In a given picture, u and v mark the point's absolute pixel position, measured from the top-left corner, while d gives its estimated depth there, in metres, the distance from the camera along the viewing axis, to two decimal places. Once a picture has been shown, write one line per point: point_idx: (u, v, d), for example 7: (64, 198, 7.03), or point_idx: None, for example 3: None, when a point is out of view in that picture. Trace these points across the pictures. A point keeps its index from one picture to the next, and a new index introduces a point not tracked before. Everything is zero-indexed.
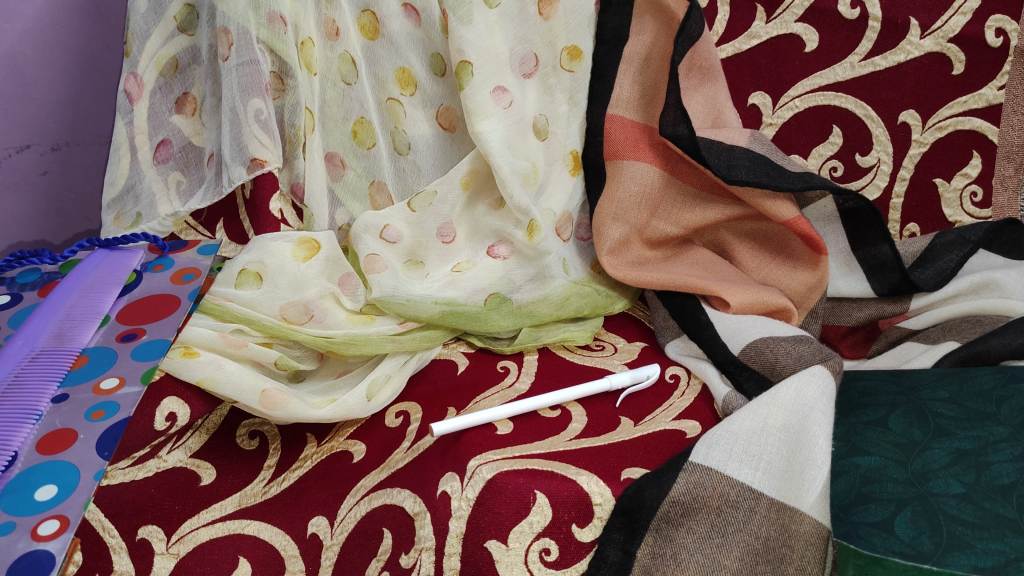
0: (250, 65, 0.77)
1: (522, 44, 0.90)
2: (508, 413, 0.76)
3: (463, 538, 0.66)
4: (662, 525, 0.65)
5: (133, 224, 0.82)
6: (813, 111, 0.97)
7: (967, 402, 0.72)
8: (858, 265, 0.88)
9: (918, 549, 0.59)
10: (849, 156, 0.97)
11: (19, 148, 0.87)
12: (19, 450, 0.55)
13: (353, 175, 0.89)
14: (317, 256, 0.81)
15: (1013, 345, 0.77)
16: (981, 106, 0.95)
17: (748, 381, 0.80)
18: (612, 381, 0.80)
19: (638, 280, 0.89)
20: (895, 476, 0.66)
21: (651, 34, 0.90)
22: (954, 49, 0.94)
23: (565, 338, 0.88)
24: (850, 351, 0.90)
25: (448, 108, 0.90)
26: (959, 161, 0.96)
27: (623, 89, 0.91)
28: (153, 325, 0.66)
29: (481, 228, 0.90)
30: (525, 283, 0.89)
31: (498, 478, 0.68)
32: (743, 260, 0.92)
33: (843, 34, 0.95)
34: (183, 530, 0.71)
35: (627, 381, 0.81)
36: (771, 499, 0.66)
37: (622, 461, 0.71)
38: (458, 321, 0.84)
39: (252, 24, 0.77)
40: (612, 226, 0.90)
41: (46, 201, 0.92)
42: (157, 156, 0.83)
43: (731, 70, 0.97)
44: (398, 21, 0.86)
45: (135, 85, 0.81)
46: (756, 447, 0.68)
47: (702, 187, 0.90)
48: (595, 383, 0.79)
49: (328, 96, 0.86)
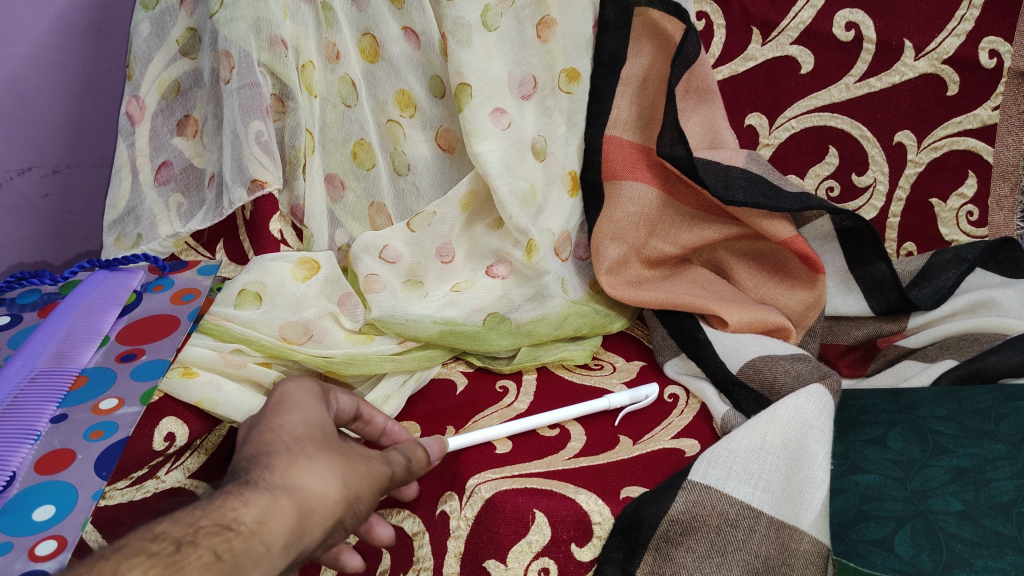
0: (250, 88, 0.77)
1: (520, 66, 0.91)
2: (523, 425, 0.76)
3: (461, 557, 0.67)
4: (662, 545, 0.65)
5: (134, 245, 0.83)
6: (809, 132, 0.98)
7: (965, 419, 0.72)
8: (855, 284, 0.89)
9: (918, 567, 0.59)
10: (845, 176, 0.98)
11: (20, 170, 0.89)
12: (17, 470, 0.55)
13: (353, 196, 0.90)
14: (317, 276, 0.82)
15: (1011, 363, 0.78)
16: (975, 126, 0.96)
17: (748, 400, 0.80)
18: (610, 401, 0.80)
19: (636, 299, 0.89)
20: (894, 493, 0.65)
21: (648, 57, 0.92)
22: (948, 71, 0.95)
23: (564, 357, 0.88)
24: (848, 369, 0.91)
25: (447, 129, 0.91)
26: (955, 181, 0.97)
27: (621, 110, 0.92)
28: (153, 345, 0.66)
29: (480, 248, 0.91)
30: (524, 303, 0.89)
31: (497, 497, 0.67)
32: (740, 278, 0.92)
33: (838, 56, 0.96)
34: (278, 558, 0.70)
35: (626, 401, 0.81)
36: (771, 518, 0.65)
37: (621, 479, 0.70)
38: (458, 340, 0.84)
39: (253, 48, 0.78)
40: (610, 246, 0.90)
41: (46, 222, 0.93)
42: (157, 177, 0.84)
43: (727, 91, 0.99)
44: (398, 45, 0.88)
45: (136, 108, 0.82)
46: (755, 465, 0.68)
47: (700, 207, 0.91)
48: (593, 402, 0.79)
49: (328, 118, 0.87)
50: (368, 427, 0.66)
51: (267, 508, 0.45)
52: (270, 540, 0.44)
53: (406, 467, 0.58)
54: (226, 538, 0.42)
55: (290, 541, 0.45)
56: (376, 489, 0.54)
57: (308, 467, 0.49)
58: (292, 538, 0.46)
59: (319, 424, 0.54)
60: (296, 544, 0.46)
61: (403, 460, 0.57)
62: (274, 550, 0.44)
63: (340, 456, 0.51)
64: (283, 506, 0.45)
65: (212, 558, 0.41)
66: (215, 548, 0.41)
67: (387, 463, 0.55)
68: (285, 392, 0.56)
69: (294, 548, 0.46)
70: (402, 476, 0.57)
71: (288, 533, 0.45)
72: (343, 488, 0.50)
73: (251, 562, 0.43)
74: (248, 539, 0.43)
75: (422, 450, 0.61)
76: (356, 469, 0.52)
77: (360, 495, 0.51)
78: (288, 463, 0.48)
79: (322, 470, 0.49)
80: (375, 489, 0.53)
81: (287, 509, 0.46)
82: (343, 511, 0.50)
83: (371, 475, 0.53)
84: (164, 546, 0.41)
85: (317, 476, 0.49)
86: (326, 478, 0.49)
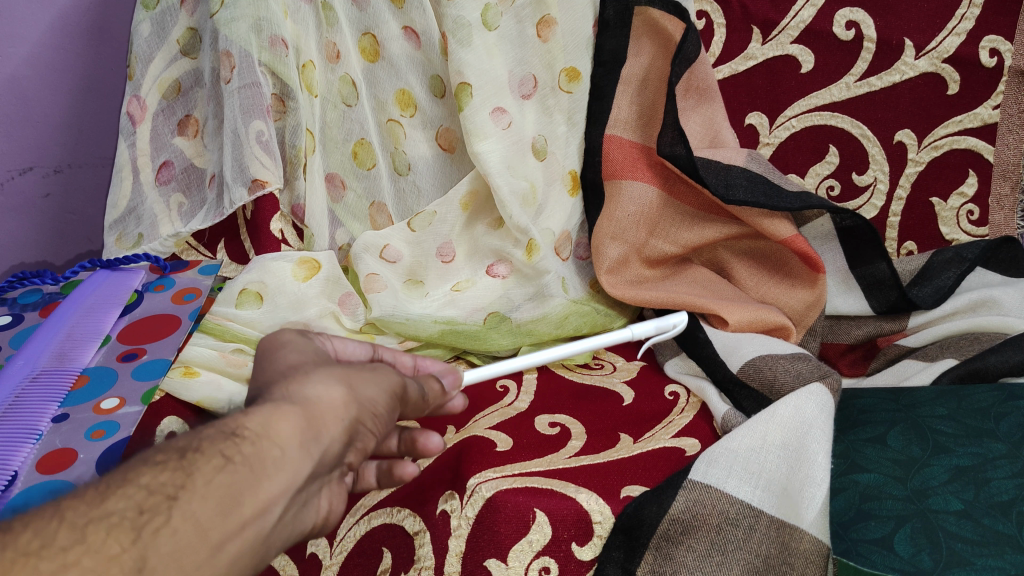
0: (251, 87, 0.77)
1: (521, 66, 0.91)
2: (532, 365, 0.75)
3: (462, 556, 0.66)
4: (662, 543, 0.65)
5: (134, 244, 0.83)
6: (809, 131, 0.98)
7: (965, 419, 0.72)
8: (856, 283, 0.89)
9: (918, 565, 0.59)
10: (846, 176, 0.99)
11: (20, 170, 0.89)
12: (18, 470, 0.54)
13: (353, 196, 0.90)
14: (317, 275, 0.82)
15: (1011, 362, 0.78)
16: (976, 125, 0.96)
17: (747, 398, 0.80)
18: (635, 333, 0.81)
19: (636, 299, 0.89)
20: (894, 493, 0.65)
21: (648, 56, 0.92)
22: (948, 70, 0.94)
23: (564, 356, 0.88)
24: (849, 368, 0.91)
25: (448, 129, 0.91)
26: (955, 179, 0.97)
27: (621, 109, 0.92)
28: (154, 345, 0.67)
29: (480, 248, 0.91)
30: (525, 302, 0.89)
31: (498, 496, 0.67)
32: (741, 278, 0.93)
33: (839, 55, 0.96)
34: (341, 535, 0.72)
35: (651, 331, 0.84)
36: (772, 517, 0.65)
37: (621, 479, 0.70)
38: (458, 340, 0.84)
39: (254, 47, 0.77)
40: (610, 245, 0.90)
41: (46, 222, 0.93)
42: (158, 177, 0.84)
43: (727, 90, 0.99)
44: (398, 44, 0.88)
45: (137, 107, 0.82)
46: (755, 464, 0.68)
47: (701, 206, 0.91)
48: (618, 333, 0.81)
49: (328, 118, 0.87)
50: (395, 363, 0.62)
51: (271, 413, 0.42)
52: (283, 442, 0.41)
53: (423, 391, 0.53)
54: (235, 441, 0.40)
55: (304, 441, 0.42)
56: (393, 395, 0.49)
57: (310, 378, 0.45)
58: (306, 438, 0.42)
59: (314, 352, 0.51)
60: (314, 445, 0.42)
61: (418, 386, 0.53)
62: (291, 453, 0.41)
63: (342, 368, 0.48)
64: (288, 409, 0.42)
65: (223, 459, 0.39)
66: (223, 452, 0.39)
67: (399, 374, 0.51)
68: (269, 337, 0.52)
69: (314, 450, 0.43)
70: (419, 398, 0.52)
71: (300, 433, 0.42)
72: (351, 392, 0.46)
73: (269, 465, 0.40)
74: (256, 443, 0.40)
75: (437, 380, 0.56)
76: (361, 376, 0.48)
77: (376, 397, 0.47)
78: (288, 381, 0.45)
79: (326, 380, 0.45)
80: (391, 392, 0.49)
81: (293, 412, 0.42)
82: (361, 414, 0.46)
83: (383, 381, 0.49)
84: (169, 456, 0.39)
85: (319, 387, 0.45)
86: (330, 384, 0.45)
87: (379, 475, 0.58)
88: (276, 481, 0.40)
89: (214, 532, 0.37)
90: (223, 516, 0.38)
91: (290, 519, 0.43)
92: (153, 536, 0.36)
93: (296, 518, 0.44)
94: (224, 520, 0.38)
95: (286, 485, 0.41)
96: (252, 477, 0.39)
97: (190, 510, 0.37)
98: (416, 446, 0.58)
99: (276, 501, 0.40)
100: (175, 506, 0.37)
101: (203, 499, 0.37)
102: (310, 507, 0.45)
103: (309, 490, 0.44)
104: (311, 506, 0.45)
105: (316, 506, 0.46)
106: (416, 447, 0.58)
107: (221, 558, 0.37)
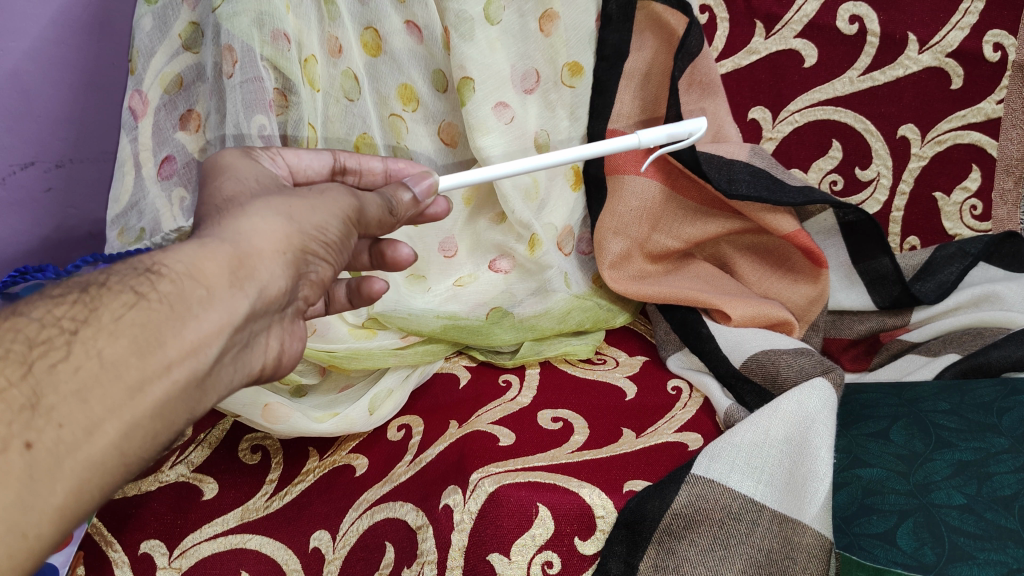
0: (253, 82, 0.76)
1: (523, 60, 0.90)
2: (582, 156, 0.70)
3: (465, 551, 0.66)
4: (664, 538, 0.65)
5: (137, 240, 0.83)
6: (814, 125, 0.98)
7: (968, 414, 0.72)
8: (859, 278, 0.89)
9: (921, 559, 0.59)
10: (849, 170, 0.99)
11: (22, 165, 0.89)
12: None
13: None
14: None
15: (1013, 357, 0.77)
16: (980, 119, 0.95)
17: (749, 393, 0.80)
18: (641, 138, 0.72)
19: (638, 293, 0.89)
20: (896, 488, 0.65)
21: (651, 50, 0.92)
22: (952, 64, 0.94)
23: (566, 351, 0.89)
24: (851, 364, 0.91)
25: (449, 123, 0.92)
26: (959, 174, 0.97)
27: (623, 104, 0.93)
28: None
29: (483, 242, 0.90)
30: (527, 297, 0.90)
31: (500, 491, 0.68)
32: (744, 272, 0.93)
33: (842, 49, 0.96)
34: (343, 527, 0.72)
35: (660, 141, 0.73)
36: (773, 512, 0.66)
37: (624, 473, 0.71)
38: (461, 334, 0.86)
39: (256, 41, 0.76)
40: (613, 239, 0.90)
41: (47, 217, 0.93)
42: (161, 172, 0.83)
43: (731, 85, 0.99)
44: (399, 39, 0.87)
45: (139, 102, 0.82)
46: (758, 460, 0.68)
47: (703, 200, 0.90)
48: (623, 138, 0.71)
49: (330, 112, 0.87)
50: (362, 178, 0.70)
51: (198, 256, 0.46)
52: (208, 283, 0.46)
53: (384, 206, 0.59)
54: (149, 281, 0.45)
55: (236, 281, 0.47)
56: (345, 220, 0.55)
57: (249, 212, 0.51)
58: (238, 278, 0.47)
59: (254, 179, 0.57)
60: (249, 284, 0.48)
61: (380, 202, 0.58)
62: (219, 291, 0.46)
63: (285, 198, 0.53)
64: (219, 250, 0.47)
65: (134, 297, 0.44)
66: (136, 289, 0.44)
67: (351, 196, 0.57)
68: (212, 161, 0.58)
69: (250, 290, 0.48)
70: (381, 215, 0.59)
71: (229, 274, 0.47)
72: (293, 223, 0.51)
73: (194, 304, 0.45)
74: (176, 282, 0.45)
75: (407, 191, 0.61)
76: (306, 206, 0.53)
77: (322, 226, 0.53)
78: (226, 218, 0.50)
79: (264, 214, 0.51)
80: (341, 218, 0.55)
81: (222, 253, 0.47)
82: (305, 244, 0.51)
83: (332, 208, 0.54)
84: (66, 291, 0.45)
85: (258, 220, 0.50)
86: (269, 219, 0.51)
87: (349, 292, 0.70)
88: (204, 320, 0.45)
89: (130, 373, 0.42)
90: (141, 356, 0.42)
91: (232, 356, 0.48)
92: (49, 370, 0.41)
93: (239, 356, 0.49)
94: (142, 361, 0.42)
95: (219, 325, 0.45)
96: (172, 316, 0.44)
97: (94, 345, 0.42)
98: (385, 257, 0.70)
99: (208, 342, 0.45)
100: (75, 340, 0.42)
101: (110, 337, 0.42)
102: (257, 346, 0.51)
103: (252, 330, 0.49)
104: (258, 346, 0.51)
105: (264, 345, 0.52)
106: (385, 258, 0.70)
107: (141, 400, 0.42)
